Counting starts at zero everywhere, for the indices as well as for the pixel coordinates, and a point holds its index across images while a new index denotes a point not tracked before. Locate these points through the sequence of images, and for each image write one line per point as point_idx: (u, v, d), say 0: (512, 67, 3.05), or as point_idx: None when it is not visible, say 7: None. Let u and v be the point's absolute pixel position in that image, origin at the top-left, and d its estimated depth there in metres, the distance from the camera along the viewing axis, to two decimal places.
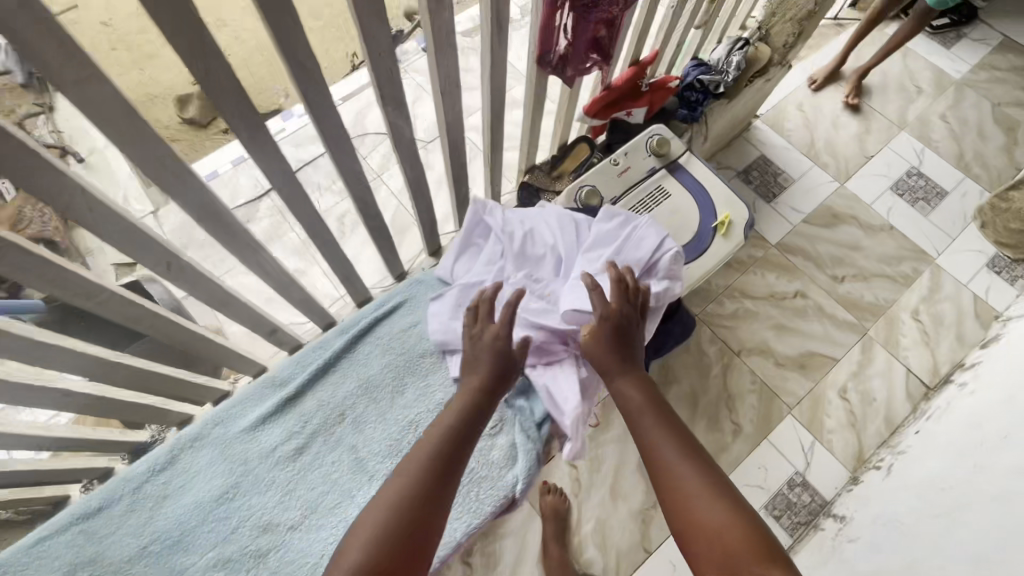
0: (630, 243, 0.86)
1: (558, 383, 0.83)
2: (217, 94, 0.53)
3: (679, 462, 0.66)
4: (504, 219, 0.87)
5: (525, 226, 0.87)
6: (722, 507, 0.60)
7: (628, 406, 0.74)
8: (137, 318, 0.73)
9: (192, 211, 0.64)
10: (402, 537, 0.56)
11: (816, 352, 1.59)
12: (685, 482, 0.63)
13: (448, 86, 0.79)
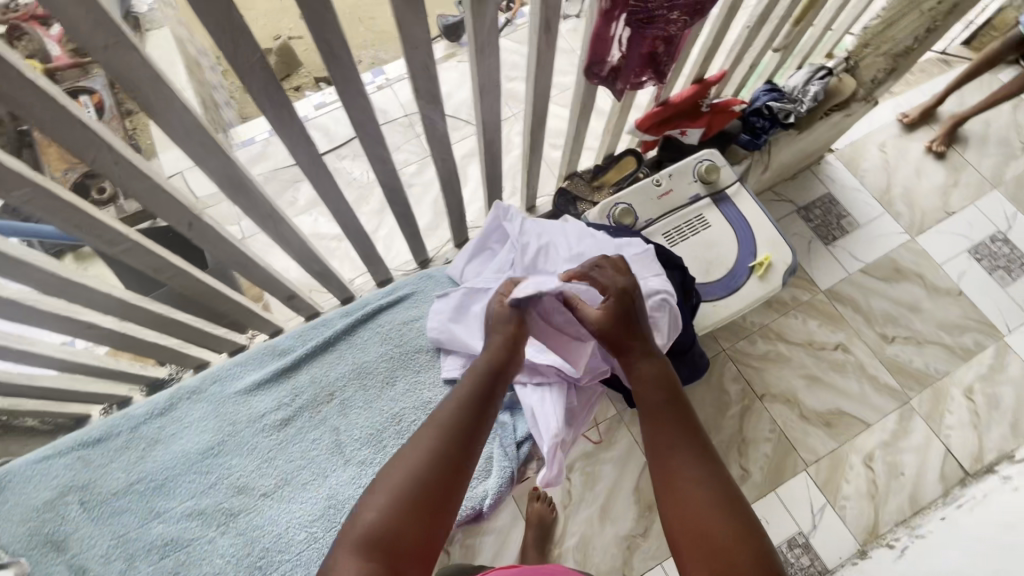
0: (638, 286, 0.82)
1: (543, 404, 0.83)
2: (243, 70, 0.54)
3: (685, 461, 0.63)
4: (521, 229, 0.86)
5: (542, 238, 0.86)
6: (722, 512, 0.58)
7: (650, 400, 0.70)
8: (159, 267, 0.77)
9: (216, 176, 0.66)
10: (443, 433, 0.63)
11: (847, 411, 1.49)
12: (686, 482, 0.61)
13: (487, 85, 0.77)
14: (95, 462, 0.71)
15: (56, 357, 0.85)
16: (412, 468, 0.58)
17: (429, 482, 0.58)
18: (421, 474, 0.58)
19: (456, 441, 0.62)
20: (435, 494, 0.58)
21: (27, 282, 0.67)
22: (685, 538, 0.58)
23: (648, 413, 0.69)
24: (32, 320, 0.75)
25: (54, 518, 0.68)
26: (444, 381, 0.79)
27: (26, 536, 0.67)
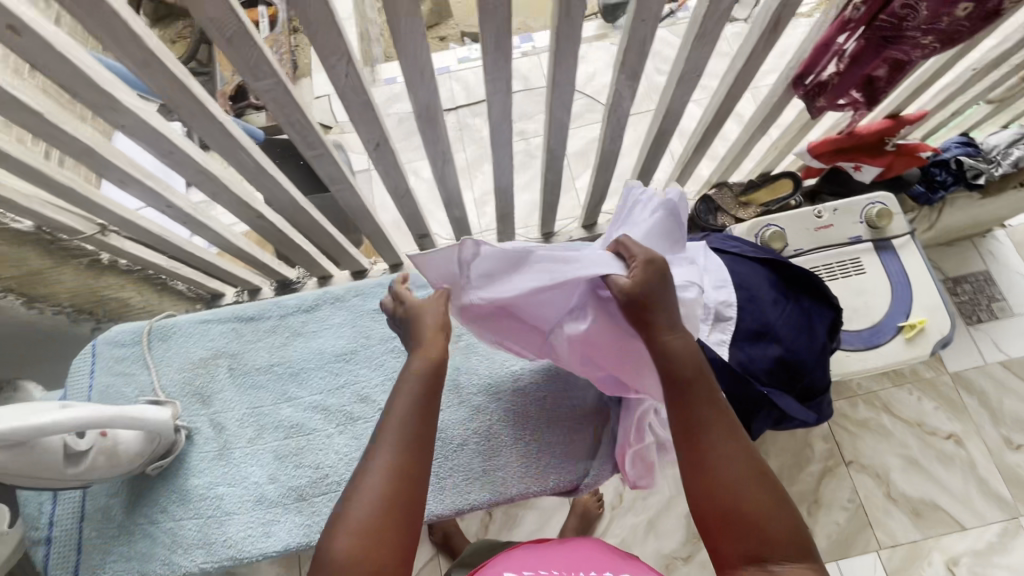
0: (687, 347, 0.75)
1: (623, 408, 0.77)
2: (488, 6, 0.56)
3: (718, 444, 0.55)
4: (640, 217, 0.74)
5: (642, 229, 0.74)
6: (761, 489, 0.53)
7: (673, 372, 0.58)
8: (334, 177, 0.82)
9: (417, 104, 0.69)
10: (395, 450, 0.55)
11: (940, 506, 1.36)
12: (719, 465, 0.54)
13: (689, 72, 0.75)
14: (240, 336, 0.79)
15: (221, 235, 0.94)
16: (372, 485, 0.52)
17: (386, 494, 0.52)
18: (381, 489, 0.52)
19: (416, 448, 0.55)
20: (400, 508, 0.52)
21: (232, 163, 0.73)
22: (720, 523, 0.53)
23: (674, 386, 0.58)
24: (220, 198, 0.82)
25: (205, 374, 0.76)
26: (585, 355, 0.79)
27: (182, 383, 0.76)
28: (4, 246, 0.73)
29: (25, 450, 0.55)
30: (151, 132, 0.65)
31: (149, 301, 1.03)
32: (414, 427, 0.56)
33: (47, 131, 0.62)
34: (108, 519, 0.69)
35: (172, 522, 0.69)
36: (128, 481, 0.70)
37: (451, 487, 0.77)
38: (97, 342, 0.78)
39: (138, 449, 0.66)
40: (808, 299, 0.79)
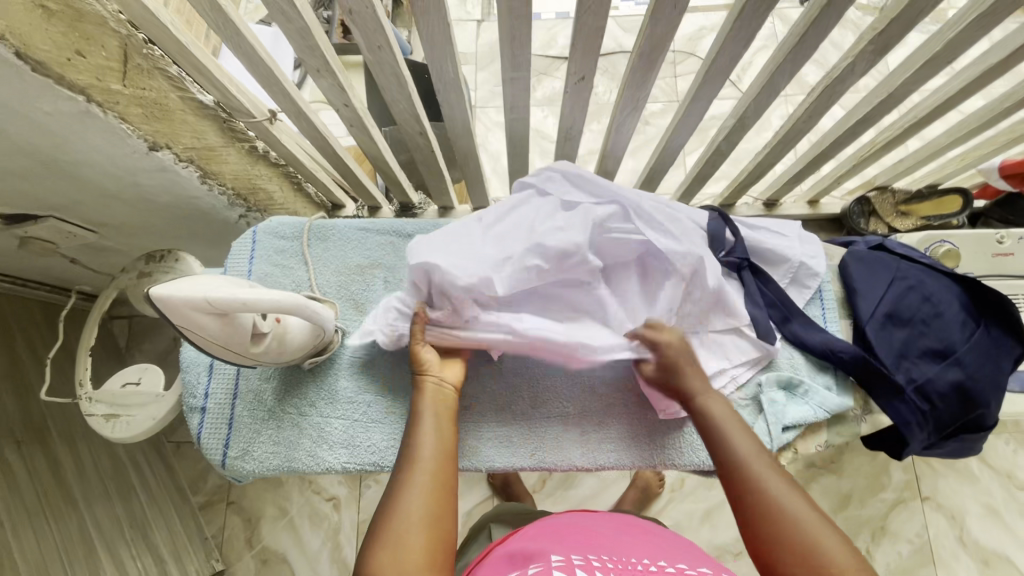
0: (670, 276, 0.68)
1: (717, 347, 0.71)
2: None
3: (770, 480, 0.54)
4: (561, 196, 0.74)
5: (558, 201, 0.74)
6: (827, 524, 0.51)
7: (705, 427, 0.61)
8: (518, 106, 0.78)
9: (645, 39, 0.64)
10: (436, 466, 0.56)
11: (1013, 561, 1.32)
12: (773, 499, 0.53)
13: (940, 57, 0.67)
14: (396, 251, 0.78)
15: (376, 144, 0.92)
16: (408, 513, 0.51)
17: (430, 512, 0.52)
18: (417, 516, 0.51)
19: (444, 468, 0.56)
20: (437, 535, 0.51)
21: (431, 70, 0.70)
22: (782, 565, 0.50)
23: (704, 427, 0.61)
24: (396, 107, 0.80)
25: (361, 282, 0.76)
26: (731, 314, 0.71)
27: (341, 286, 0.76)
28: (192, 117, 0.73)
29: (222, 321, 0.55)
30: (373, 21, 0.61)
31: (287, 200, 1.02)
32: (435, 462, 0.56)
33: (277, 4, 0.59)
34: (261, 402, 0.70)
35: (320, 418, 0.70)
36: (286, 368, 0.71)
37: (592, 443, 0.69)
38: (259, 228, 0.78)
39: (304, 341, 0.66)
40: (998, 328, 0.72)
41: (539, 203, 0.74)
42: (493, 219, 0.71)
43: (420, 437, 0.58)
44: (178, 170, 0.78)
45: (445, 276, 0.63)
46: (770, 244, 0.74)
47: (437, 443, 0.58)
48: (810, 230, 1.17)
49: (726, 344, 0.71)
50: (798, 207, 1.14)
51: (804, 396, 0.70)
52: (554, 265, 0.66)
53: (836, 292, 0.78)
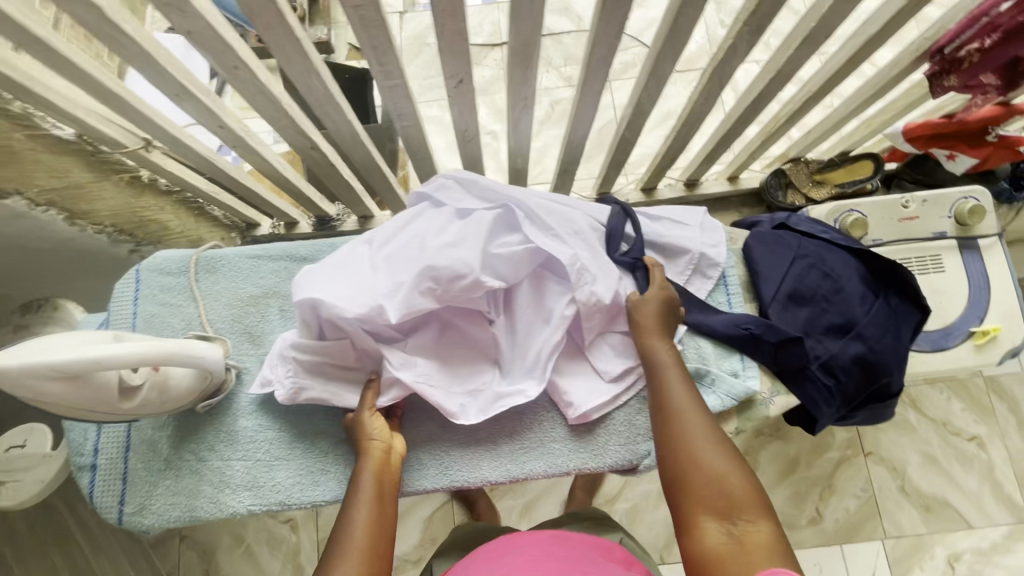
0: (564, 288, 0.68)
1: (613, 348, 0.71)
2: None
3: (704, 433, 0.59)
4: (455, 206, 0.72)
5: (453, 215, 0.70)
6: (742, 470, 0.56)
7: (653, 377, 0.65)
8: (404, 114, 0.74)
9: (513, 38, 0.61)
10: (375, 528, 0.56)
11: (951, 504, 1.38)
12: (699, 452, 0.58)
13: (818, 33, 0.66)
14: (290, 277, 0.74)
15: (270, 162, 0.87)
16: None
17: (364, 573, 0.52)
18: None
19: (381, 527, 0.56)
20: None
21: (299, 86, 0.66)
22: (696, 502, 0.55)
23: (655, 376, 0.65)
24: (277, 125, 0.75)
25: (256, 313, 0.72)
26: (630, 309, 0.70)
27: (234, 320, 0.72)
28: (46, 155, 0.68)
29: (78, 383, 0.51)
30: (217, 41, 0.57)
31: (187, 226, 0.97)
32: (374, 533, 0.55)
33: (105, 32, 0.54)
34: (156, 451, 0.67)
35: (221, 462, 0.67)
36: (181, 414, 0.67)
37: (504, 454, 0.68)
38: (140, 267, 0.74)
39: (189, 386, 0.63)
40: (895, 296, 0.74)
41: (433, 214, 0.71)
42: (382, 242, 0.67)
43: (357, 504, 0.57)
44: (42, 212, 0.73)
45: (331, 308, 0.59)
46: (670, 236, 0.74)
47: (378, 512, 0.57)
48: (734, 206, 1.17)
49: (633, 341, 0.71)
50: (719, 185, 1.14)
51: (712, 385, 0.70)
52: (445, 286, 0.62)
53: (741, 275, 0.78)
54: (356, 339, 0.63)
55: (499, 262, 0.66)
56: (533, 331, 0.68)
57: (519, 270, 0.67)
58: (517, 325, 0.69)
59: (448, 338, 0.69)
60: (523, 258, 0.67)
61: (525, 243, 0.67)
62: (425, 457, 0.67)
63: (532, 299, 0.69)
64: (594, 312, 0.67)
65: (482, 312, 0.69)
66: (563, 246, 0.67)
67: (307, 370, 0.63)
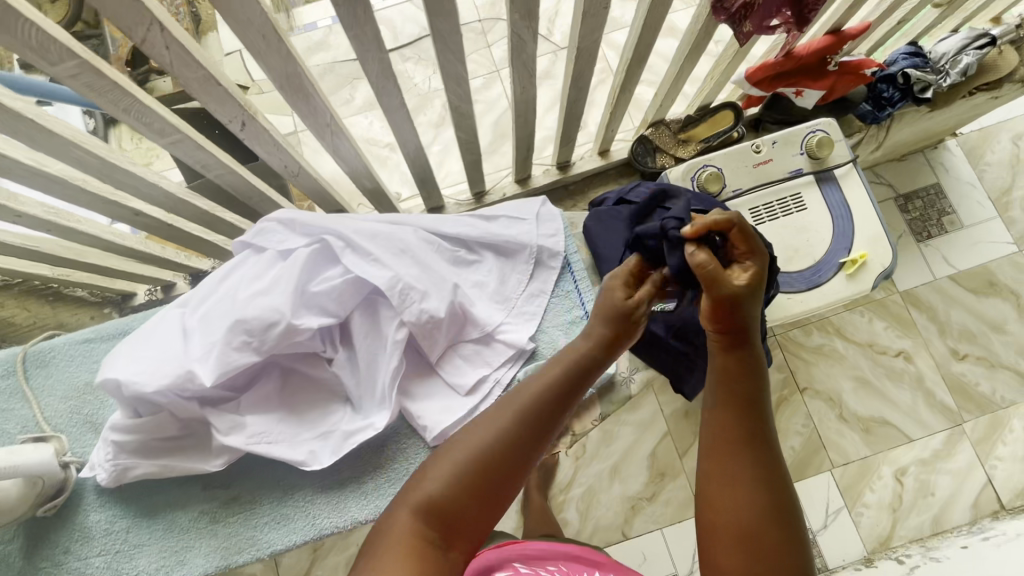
0: (394, 311, 0.66)
1: (463, 360, 0.69)
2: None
3: (748, 463, 0.49)
4: (278, 249, 0.69)
5: (274, 259, 0.68)
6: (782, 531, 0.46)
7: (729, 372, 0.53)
8: (208, 166, 0.71)
9: (273, 74, 0.58)
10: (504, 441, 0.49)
11: (889, 421, 1.41)
12: (741, 491, 0.48)
13: (593, 5, 0.65)
14: None
15: (99, 236, 0.83)
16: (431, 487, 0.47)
17: (449, 500, 0.47)
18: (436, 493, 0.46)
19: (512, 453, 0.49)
20: (432, 536, 0.45)
21: (73, 163, 0.62)
22: (724, 545, 0.47)
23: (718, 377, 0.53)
24: (79, 203, 0.71)
25: (94, 400, 0.69)
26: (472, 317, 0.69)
27: (73, 413, 0.69)
28: None
29: None
30: None
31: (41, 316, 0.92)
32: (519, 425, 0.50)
33: None
34: (8, 566, 0.64)
35: (80, 562, 0.64)
36: (29, 521, 0.65)
37: (371, 493, 0.66)
38: None
39: (24, 494, 0.59)
40: None
41: (255, 261, 0.69)
42: (197, 304, 0.64)
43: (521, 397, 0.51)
44: None
45: (136, 386, 0.57)
46: (506, 234, 0.73)
47: (524, 425, 0.50)
48: (613, 179, 1.17)
49: (484, 349, 0.70)
50: (592, 162, 1.13)
51: None
52: (261, 336, 0.60)
53: (589, 258, 0.77)
54: (178, 411, 0.60)
55: (320, 300, 0.64)
56: (374, 362, 0.66)
57: (344, 302, 0.65)
58: (358, 354, 0.66)
59: (290, 386, 0.67)
60: (348, 289, 0.65)
61: (347, 272, 0.65)
62: (290, 511, 0.65)
63: (368, 328, 0.66)
64: (430, 328, 0.66)
65: (318, 352, 0.67)
66: (387, 269, 0.66)
67: (132, 451, 0.61)
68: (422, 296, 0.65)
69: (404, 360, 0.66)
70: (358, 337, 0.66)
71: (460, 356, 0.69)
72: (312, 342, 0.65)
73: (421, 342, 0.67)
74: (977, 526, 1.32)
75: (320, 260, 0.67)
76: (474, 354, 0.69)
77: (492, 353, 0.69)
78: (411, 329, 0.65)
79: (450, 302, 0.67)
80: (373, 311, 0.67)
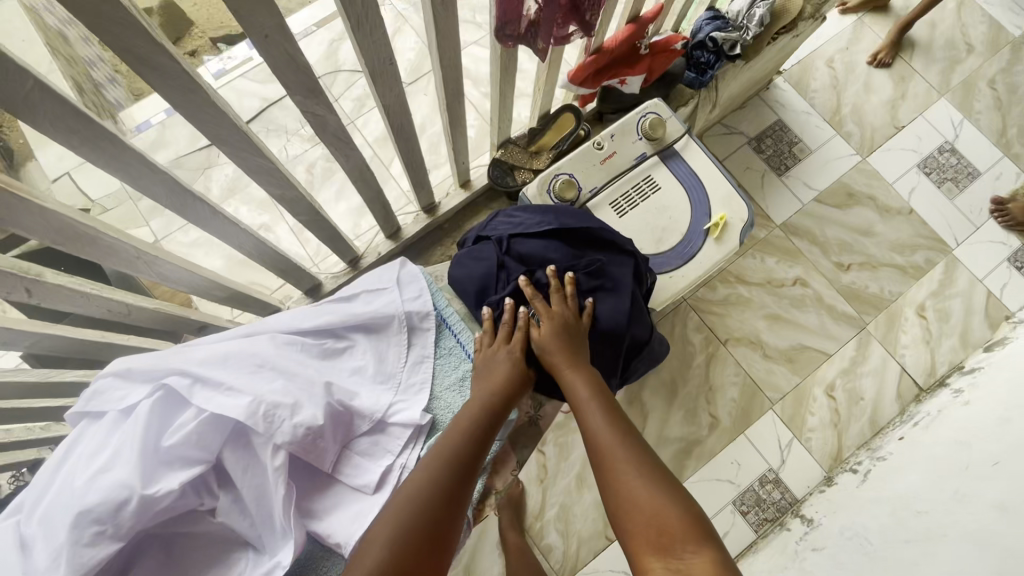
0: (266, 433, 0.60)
1: (362, 457, 0.65)
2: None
3: (629, 460, 0.58)
4: (117, 409, 0.61)
5: (114, 422, 0.60)
6: (682, 502, 0.53)
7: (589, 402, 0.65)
8: (11, 341, 0.63)
9: (41, 233, 0.53)
10: (432, 495, 0.55)
11: (807, 345, 1.50)
12: (634, 480, 0.56)
13: (378, 65, 0.64)
14: None
15: None
16: (372, 555, 0.50)
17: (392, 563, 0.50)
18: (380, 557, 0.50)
19: (441, 507, 0.55)
20: None
21: None
22: (638, 536, 0.51)
23: (581, 410, 0.64)
24: None
25: None
26: (358, 410, 0.65)
27: None
28: None
29: None
30: None
31: None
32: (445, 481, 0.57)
33: None
34: None
35: None
36: None
37: None
38: None
39: None
40: (603, 253, 0.76)
41: (95, 431, 0.60)
42: (32, 507, 0.55)
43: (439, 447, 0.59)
44: None
45: None
46: (369, 311, 0.69)
47: (444, 477, 0.57)
48: (484, 206, 1.16)
49: (380, 438, 0.66)
50: (457, 196, 1.12)
51: None
52: (115, 519, 0.53)
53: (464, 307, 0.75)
54: None
55: (178, 452, 0.57)
56: (264, 497, 0.59)
57: (207, 444, 0.59)
58: (243, 495, 0.59)
59: (174, 556, 0.59)
60: (209, 429, 0.59)
61: (202, 410, 0.59)
62: None
63: (245, 462, 0.60)
64: (314, 438, 0.61)
65: (196, 507, 0.59)
66: (246, 392, 0.60)
67: None
68: (294, 409, 0.60)
69: (294, 483, 0.61)
70: (237, 476, 0.59)
71: (357, 453, 0.65)
72: (184, 501, 0.58)
73: (310, 456, 0.61)
74: (907, 414, 1.43)
75: (171, 408, 0.60)
76: (372, 447, 0.65)
77: (390, 441, 0.66)
78: (292, 448, 0.60)
79: (327, 403, 0.62)
80: (245, 443, 0.61)
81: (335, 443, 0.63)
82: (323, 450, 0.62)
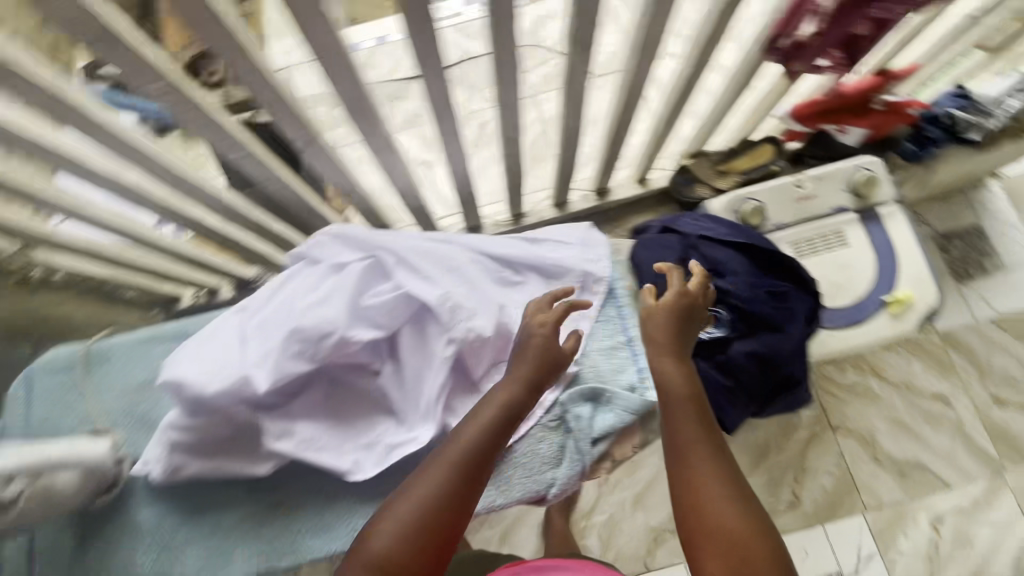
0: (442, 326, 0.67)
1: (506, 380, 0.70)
2: None
3: (710, 467, 0.56)
4: (331, 262, 0.71)
5: (327, 272, 0.70)
6: (761, 527, 0.52)
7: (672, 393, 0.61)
8: (269, 180, 0.74)
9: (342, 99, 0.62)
10: (451, 480, 0.56)
11: (926, 466, 1.37)
12: (712, 493, 0.54)
13: (650, 41, 0.67)
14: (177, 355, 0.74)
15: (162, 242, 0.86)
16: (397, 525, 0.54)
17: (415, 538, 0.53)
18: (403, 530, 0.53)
19: (462, 489, 0.56)
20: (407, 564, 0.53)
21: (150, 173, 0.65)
22: (709, 551, 0.52)
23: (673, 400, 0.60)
24: None
25: (149, 398, 0.72)
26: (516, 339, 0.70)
27: (127, 410, 0.71)
28: None
29: None
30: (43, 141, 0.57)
31: (98, 314, 0.96)
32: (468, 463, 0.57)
33: None
34: (60, 556, 0.66)
35: (128, 557, 0.66)
36: (81, 516, 0.67)
37: None
38: (35, 370, 0.73)
39: (81, 485, 0.62)
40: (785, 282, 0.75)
41: (309, 274, 0.71)
42: (254, 313, 0.66)
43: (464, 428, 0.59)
44: None
45: (195, 389, 0.59)
46: (551, 258, 0.74)
47: (468, 464, 0.57)
48: (650, 207, 1.18)
49: None
50: (631, 189, 1.14)
51: (609, 403, 0.68)
52: (314, 347, 0.62)
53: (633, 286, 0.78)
54: (231, 414, 0.62)
55: (371, 314, 0.66)
56: (421, 379, 0.67)
57: (394, 317, 0.67)
58: (405, 370, 0.67)
59: (335, 398, 0.68)
60: (399, 305, 0.67)
61: (399, 287, 0.67)
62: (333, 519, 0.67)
63: (416, 344, 0.68)
64: (477, 346, 0.67)
65: (366, 365, 0.68)
66: (437, 286, 0.68)
67: (183, 452, 0.63)
68: (471, 315, 0.67)
69: (449, 377, 0.67)
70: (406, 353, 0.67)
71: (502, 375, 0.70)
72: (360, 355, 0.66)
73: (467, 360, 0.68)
74: None
75: (374, 277, 0.69)
76: None
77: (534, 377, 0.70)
78: (458, 347, 0.66)
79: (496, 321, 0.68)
80: (420, 328, 0.68)
81: (490, 358, 0.69)
82: (479, 359, 0.68)
